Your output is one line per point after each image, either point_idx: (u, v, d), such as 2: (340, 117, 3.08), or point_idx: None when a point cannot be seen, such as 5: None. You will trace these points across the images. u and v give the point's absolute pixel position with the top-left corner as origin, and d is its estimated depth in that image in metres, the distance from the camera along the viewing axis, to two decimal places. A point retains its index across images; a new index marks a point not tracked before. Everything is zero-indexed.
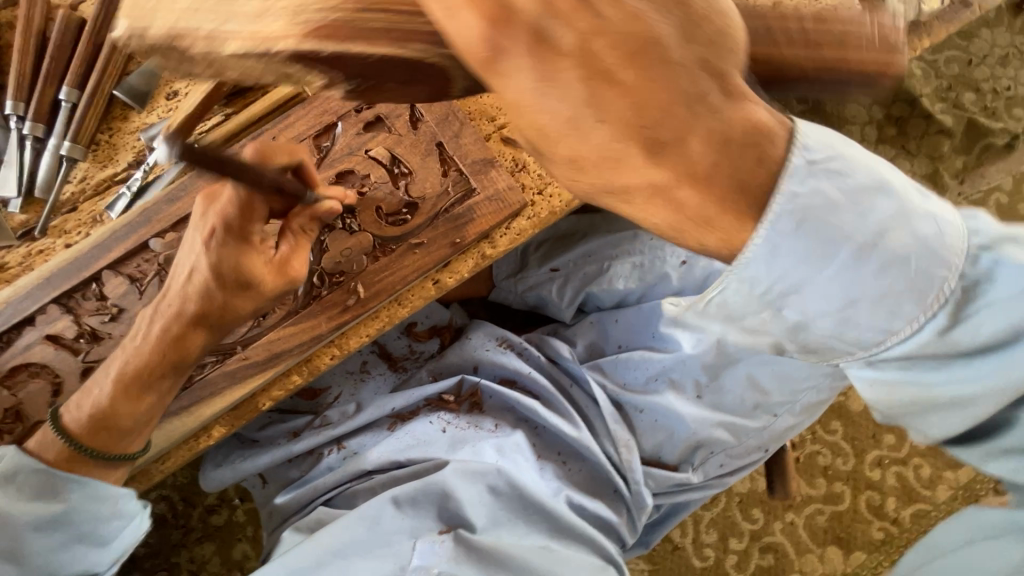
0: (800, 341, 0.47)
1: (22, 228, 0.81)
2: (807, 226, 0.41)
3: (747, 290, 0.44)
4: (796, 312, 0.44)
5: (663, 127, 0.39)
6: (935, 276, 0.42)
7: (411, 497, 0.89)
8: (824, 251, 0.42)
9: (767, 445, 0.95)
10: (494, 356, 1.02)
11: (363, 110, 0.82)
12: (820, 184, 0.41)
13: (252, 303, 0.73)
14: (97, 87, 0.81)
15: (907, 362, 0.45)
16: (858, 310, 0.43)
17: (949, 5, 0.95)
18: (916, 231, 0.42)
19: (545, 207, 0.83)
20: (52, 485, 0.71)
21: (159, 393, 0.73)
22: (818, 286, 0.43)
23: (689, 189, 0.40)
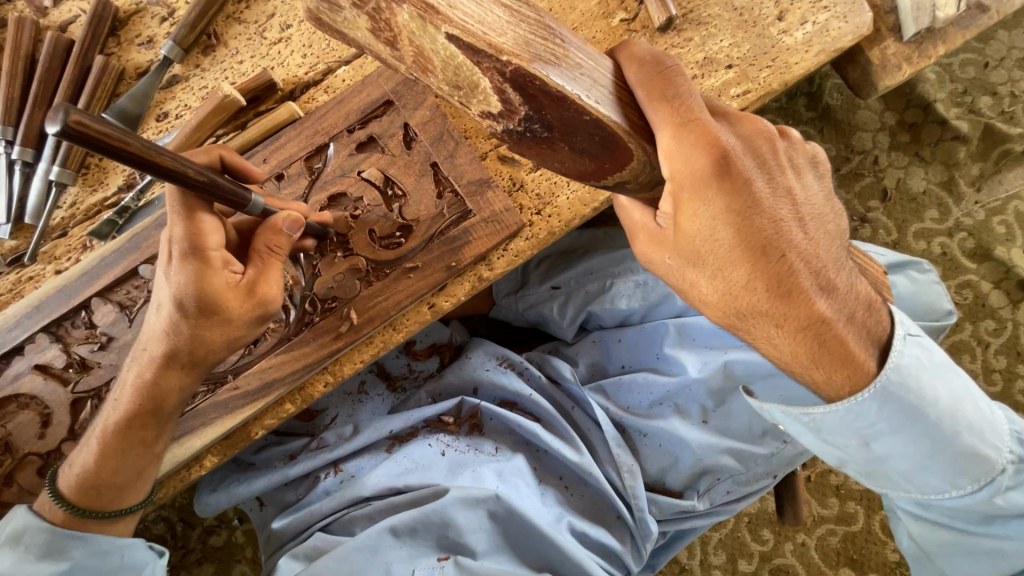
0: (869, 467, 0.61)
1: (13, 254, 0.80)
2: (892, 400, 0.56)
3: (846, 421, 0.57)
4: (882, 449, 0.58)
5: (792, 282, 0.52)
6: (993, 449, 0.57)
7: (409, 527, 0.88)
8: (904, 418, 0.56)
9: (776, 471, 0.91)
10: (494, 377, 0.99)
11: (356, 130, 0.80)
12: (917, 353, 0.57)
13: (222, 333, 0.68)
14: (86, 110, 0.79)
15: (961, 512, 0.60)
16: (933, 461, 0.57)
17: (965, 10, 0.91)
18: (981, 411, 0.59)
19: (543, 227, 0.81)
20: (59, 543, 0.68)
21: (142, 444, 0.70)
22: (902, 438, 0.57)
23: (795, 323, 0.54)
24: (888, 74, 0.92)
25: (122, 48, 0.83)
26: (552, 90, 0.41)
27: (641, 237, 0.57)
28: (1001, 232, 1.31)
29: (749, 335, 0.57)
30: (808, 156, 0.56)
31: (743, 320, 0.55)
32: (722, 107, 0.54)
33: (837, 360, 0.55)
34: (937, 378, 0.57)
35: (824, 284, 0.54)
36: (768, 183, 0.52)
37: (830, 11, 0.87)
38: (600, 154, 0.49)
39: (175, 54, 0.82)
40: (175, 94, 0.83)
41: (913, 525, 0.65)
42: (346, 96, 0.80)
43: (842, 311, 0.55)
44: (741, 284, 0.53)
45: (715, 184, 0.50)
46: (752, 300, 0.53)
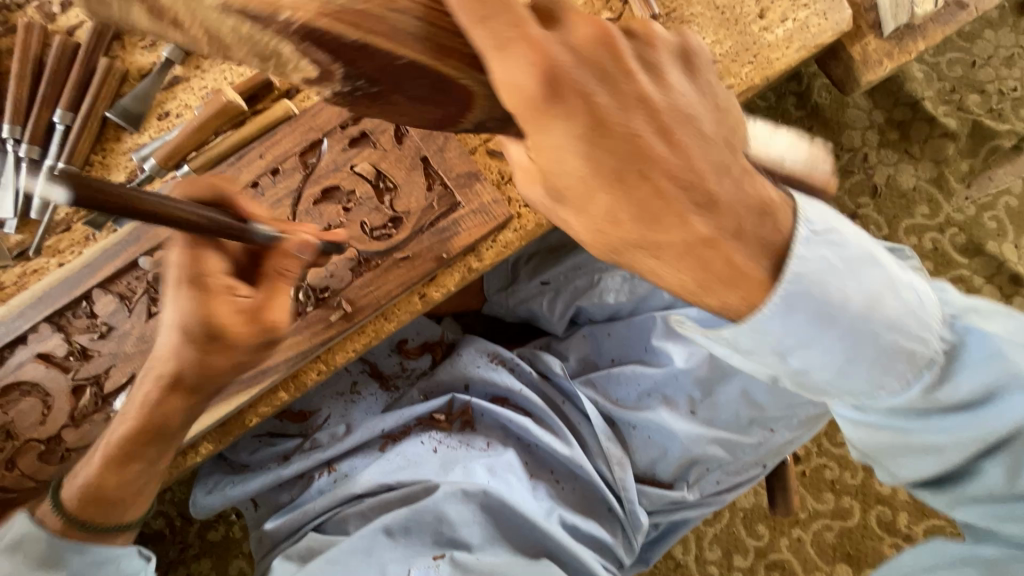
0: (790, 381, 0.54)
1: (17, 248, 0.82)
2: (801, 304, 0.48)
3: (757, 339, 0.50)
4: (800, 364, 0.51)
5: (659, 203, 0.45)
6: (922, 339, 0.50)
7: (403, 526, 0.89)
8: (818, 324, 0.48)
9: (764, 460, 0.92)
10: (485, 373, 1.01)
11: (348, 126, 0.82)
12: (824, 253, 0.47)
13: (226, 357, 0.69)
14: (91, 109, 0.82)
15: (896, 412, 0.53)
16: (856, 367, 0.50)
17: (943, 7, 0.93)
18: (901, 299, 0.49)
19: (531, 219, 0.83)
20: (56, 554, 0.69)
21: (146, 460, 0.72)
22: (818, 348, 0.49)
23: (673, 252, 0.46)
24: (870, 70, 0.94)
25: (126, 51, 0.87)
26: (350, 37, 0.41)
27: (521, 175, 0.49)
28: (993, 228, 1.32)
29: (637, 269, 0.50)
30: (672, 48, 0.47)
31: (623, 254, 0.48)
32: (556, 6, 0.44)
33: (738, 289, 0.47)
34: (842, 277, 0.48)
35: (702, 199, 0.45)
36: (608, 85, 0.43)
37: (811, 9, 0.89)
38: (437, 97, 0.47)
39: (177, 56, 0.85)
40: (176, 94, 0.86)
41: (854, 434, 0.58)
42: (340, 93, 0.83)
43: (727, 229, 0.46)
44: (608, 195, 0.45)
45: (556, 114, 0.42)
46: (622, 215, 0.45)
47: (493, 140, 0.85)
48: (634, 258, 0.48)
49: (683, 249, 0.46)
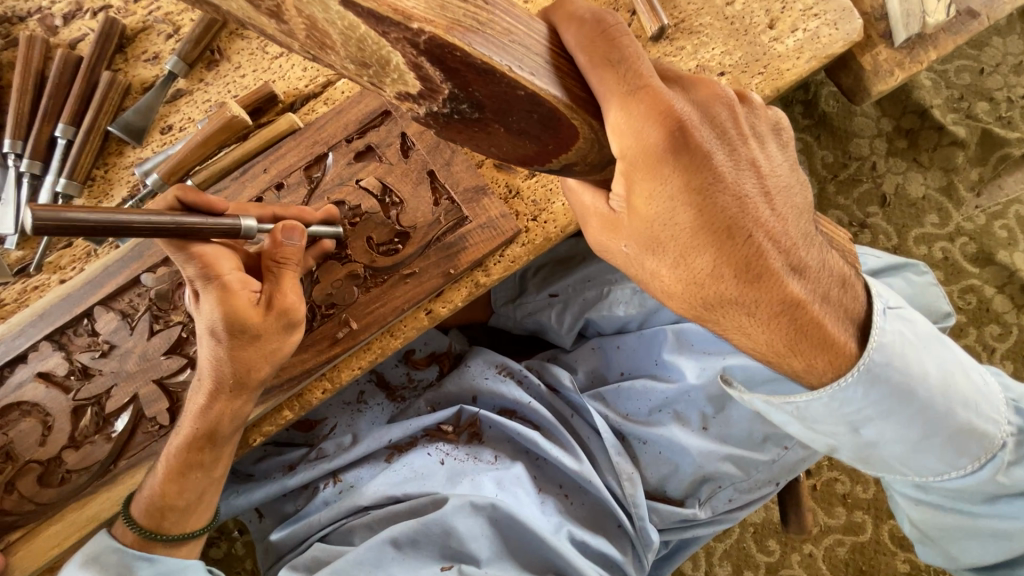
0: (862, 454, 0.59)
1: (18, 264, 0.81)
2: (884, 384, 0.54)
3: (831, 408, 0.55)
4: (874, 436, 0.57)
5: (761, 266, 0.49)
6: (989, 423, 0.57)
7: (411, 538, 0.87)
8: (897, 400, 0.55)
9: (778, 478, 0.90)
10: (493, 385, 0.99)
11: (354, 140, 0.81)
12: (902, 329, 0.56)
13: (258, 351, 0.69)
14: (93, 123, 0.81)
15: (963, 492, 0.60)
16: (929, 442, 0.56)
17: (955, 16, 0.92)
18: (969, 384, 0.58)
19: (539, 233, 0.81)
20: (126, 565, 0.68)
21: (204, 467, 0.72)
22: (894, 423, 0.55)
23: (768, 311, 0.51)
24: (881, 80, 0.93)
25: (129, 64, 0.86)
26: (477, 62, 0.38)
27: (594, 222, 0.53)
28: (1004, 236, 1.30)
29: (720, 326, 0.54)
30: (770, 123, 0.54)
31: (711, 310, 0.52)
32: (674, 73, 0.49)
33: (814, 341, 0.53)
34: (921, 356, 0.55)
35: (795, 264, 0.51)
36: (729, 156, 0.48)
37: (821, 19, 0.88)
38: (541, 134, 0.46)
39: (179, 69, 0.84)
40: (179, 107, 0.85)
41: (912, 509, 0.65)
42: (345, 106, 0.82)
43: (815, 292, 0.53)
44: (711, 269, 0.49)
45: (670, 161, 0.45)
46: (721, 289, 0.50)
47: None
48: (718, 315, 0.53)
49: (773, 305, 0.51)
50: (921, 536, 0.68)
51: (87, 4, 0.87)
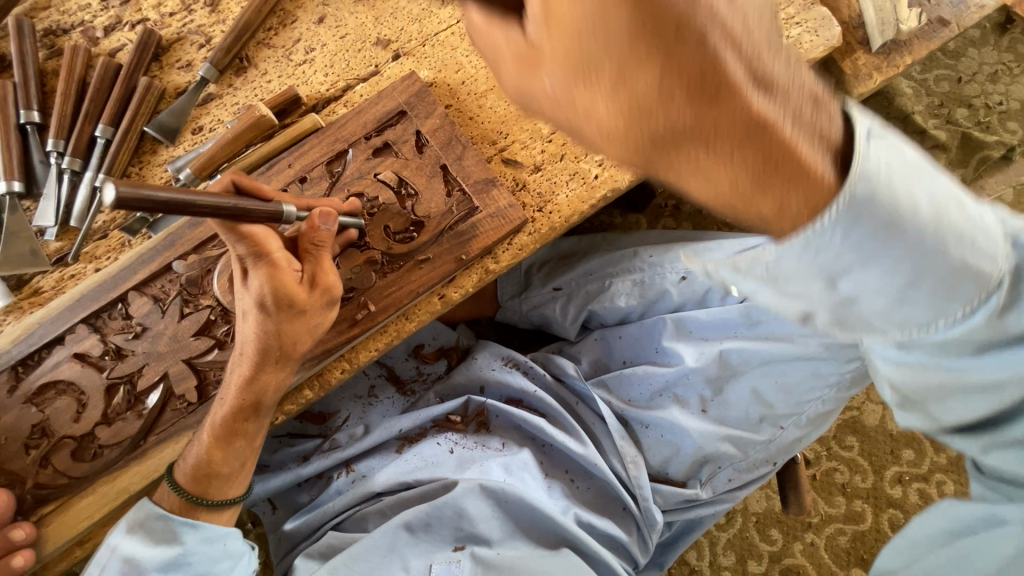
0: (840, 315, 0.42)
1: (57, 254, 0.87)
2: (858, 220, 0.37)
3: (804, 261, 0.39)
4: (853, 290, 0.40)
5: (716, 74, 0.35)
6: (987, 263, 0.39)
7: (424, 522, 0.90)
8: (886, 240, 0.37)
9: (775, 458, 0.94)
10: (500, 376, 1.03)
11: (372, 137, 0.87)
12: (882, 153, 0.37)
13: (305, 326, 0.76)
14: (131, 124, 0.88)
15: (954, 346, 0.42)
16: (914, 288, 0.39)
17: (927, 24, 1.00)
18: (965, 214, 0.39)
19: (545, 223, 0.87)
20: (172, 530, 0.78)
21: (248, 436, 0.78)
22: (877, 270, 0.38)
23: (728, 136, 0.36)
24: (861, 83, 1.00)
25: (164, 71, 0.93)
26: None
27: (507, 60, 0.42)
28: None
29: (674, 173, 0.40)
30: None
31: (661, 146, 0.39)
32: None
33: (786, 169, 0.36)
34: (910, 180, 0.37)
35: (757, 73, 0.36)
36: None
37: (803, 27, 0.96)
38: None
39: (212, 74, 0.91)
40: (210, 110, 0.92)
41: (894, 375, 0.47)
42: (364, 107, 0.88)
43: (784, 108, 0.36)
44: (649, 83, 0.36)
45: None
46: (674, 116, 0.37)
47: (507, 149, 0.91)
48: (657, 151, 0.39)
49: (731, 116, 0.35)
50: (899, 402, 0.51)
51: (127, 18, 0.94)
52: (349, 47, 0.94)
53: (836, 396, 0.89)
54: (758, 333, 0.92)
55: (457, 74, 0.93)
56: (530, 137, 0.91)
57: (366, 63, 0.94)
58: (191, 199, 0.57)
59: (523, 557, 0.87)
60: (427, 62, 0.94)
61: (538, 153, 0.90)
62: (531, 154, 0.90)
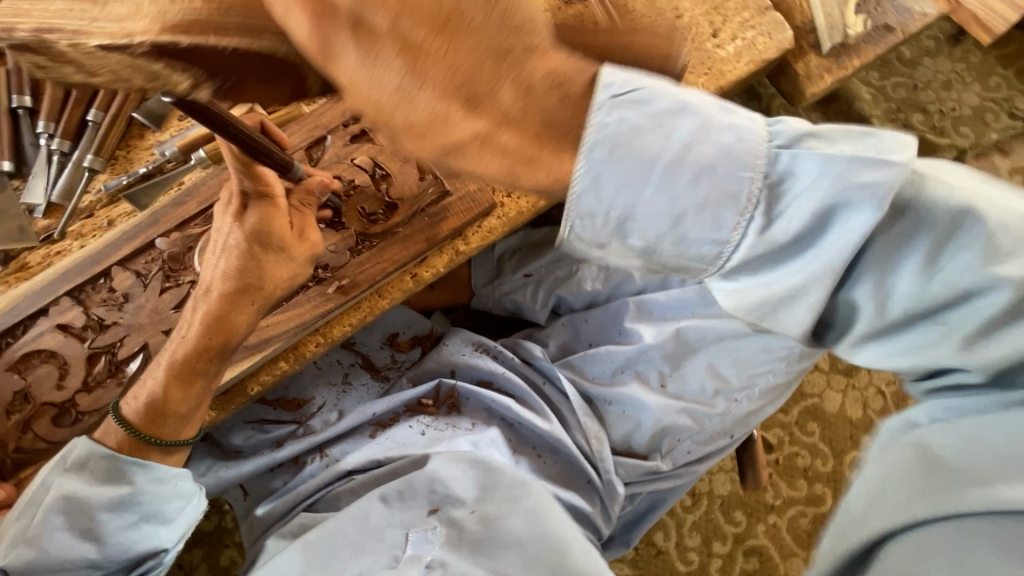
0: (670, 257, 0.42)
1: (44, 232, 0.90)
2: (617, 154, 0.38)
3: (585, 209, 0.40)
4: (645, 235, 0.41)
5: (463, 41, 0.34)
6: (741, 179, 0.39)
7: (398, 493, 0.93)
8: (638, 170, 0.39)
9: (731, 430, 0.97)
10: (470, 359, 1.07)
11: (350, 124, 0.92)
12: (624, 116, 0.38)
13: (287, 267, 0.80)
14: (119, 109, 0.92)
15: (764, 271, 0.42)
16: (689, 215, 0.40)
17: (874, 30, 1.07)
18: (718, 143, 0.39)
19: (513, 207, 0.93)
20: (118, 470, 0.78)
21: (207, 379, 0.80)
22: (648, 198, 0.40)
23: (478, 130, 0.36)
24: (813, 84, 1.07)
25: None
26: None
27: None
28: None
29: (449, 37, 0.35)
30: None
31: (452, 151, 0.37)
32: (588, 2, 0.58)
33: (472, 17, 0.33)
34: (648, 130, 0.39)
35: (515, 69, 0.36)
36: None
37: (757, 30, 1.03)
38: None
39: None
40: None
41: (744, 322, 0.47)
42: (343, 96, 0.93)
43: (525, 105, 0.37)
44: None
45: None
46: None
47: None
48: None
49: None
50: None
51: None
52: None
53: (790, 368, 0.91)
54: (712, 310, 0.96)
55: None
56: None
57: None
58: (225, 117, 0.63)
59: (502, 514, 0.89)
60: None
61: None
62: None
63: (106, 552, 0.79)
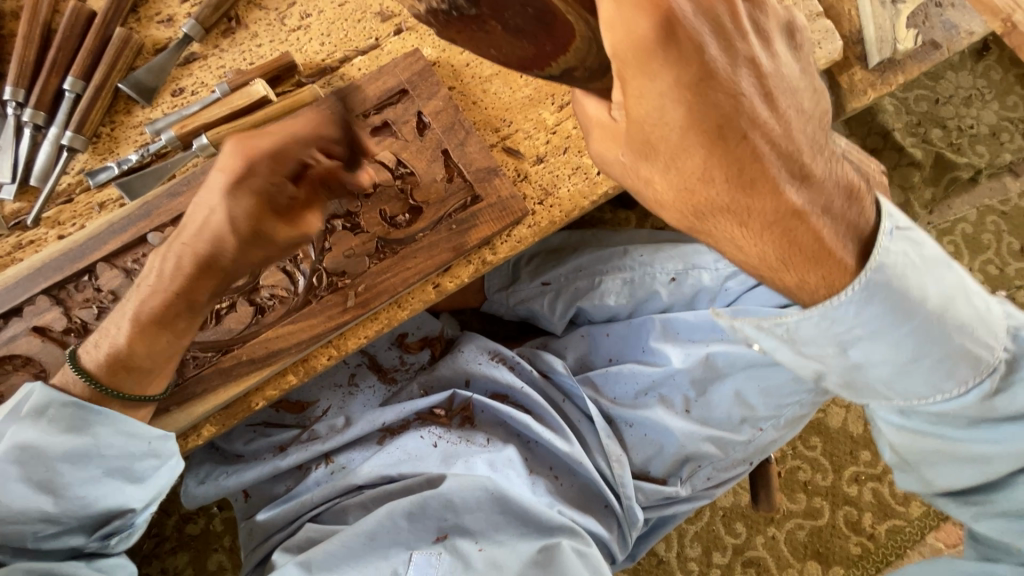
0: (850, 379, 0.58)
1: (14, 217, 0.79)
2: (893, 289, 0.53)
3: (823, 327, 0.54)
4: (862, 357, 0.56)
5: (754, 170, 0.49)
6: (983, 351, 0.57)
7: (408, 512, 0.88)
8: (905, 314, 0.54)
9: (752, 458, 0.97)
10: (487, 369, 1.01)
11: (371, 115, 0.84)
12: (905, 252, 0.53)
13: (263, 254, 0.72)
14: (104, 80, 0.80)
15: (947, 416, 0.61)
16: (919, 364, 0.56)
17: (921, 46, 1.02)
18: (973, 307, 0.57)
19: (545, 216, 0.85)
20: (84, 419, 0.67)
21: (174, 331, 0.71)
22: (883, 343, 0.55)
23: (760, 220, 0.51)
24: (855, 98, 1.01)
25: (142, 24, 0.85)
26: None
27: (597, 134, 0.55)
28: (951, 251, 1.44)
29: (713, 237, 0.53)
30: (804, 70, 0.54)
31: (701, 219, 0.51)
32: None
33: (728, 147, 0.48)
34: (925, 275, 0.54)
35: (795, 173, 0.50)
36: (725, 52, 0.48)
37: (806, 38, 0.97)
38: (537, 32, 0.51)
39: (196, 32, 0.84)
40: (192, 71, 0.85)
41: (894, 436, 0.66)
42: (363, 82, 0.84)
43: (816, 204, 0.52)
44: (670, 98, 0.46)
45: (661, 54, 0.45)
46: (669, 113, 0.47)
47: (510, 138, 0.88)
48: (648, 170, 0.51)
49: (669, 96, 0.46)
50: (900, 463, 0.71)
51: None
52: (348, 16, 0.89)
53: (814, 400, 0.94)
54: None
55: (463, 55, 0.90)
56: (533, 127, 0.88)
57: (365, 35, 0.89)
58: None
59: (503, 556, 0.88)
60: (431, 40, 0.90)
61: (542, 144, 0.88)
62: (534, 144, 0.88)
63: (63, 507, 0.66)
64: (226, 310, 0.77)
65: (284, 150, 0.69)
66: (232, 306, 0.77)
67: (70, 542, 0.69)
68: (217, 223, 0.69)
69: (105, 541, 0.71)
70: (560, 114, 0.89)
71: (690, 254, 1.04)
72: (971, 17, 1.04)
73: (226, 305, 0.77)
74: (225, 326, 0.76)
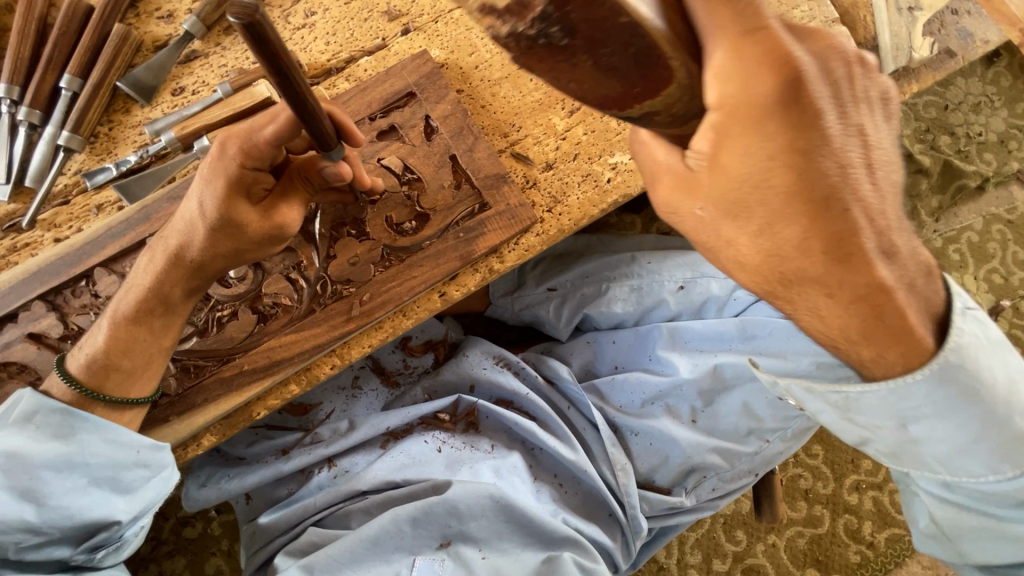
0: (899, 449, 0.62)
1: (9, 218, 0.77)
2: (963, 376, 0.55)
3: (887, 402, 0.56)
4: (922, 432, 0.58)
5: (851, 244, 0.48)
6: None
7: (413, 518, 0.87)
8: (969, 398, 0.56)
9: (757, 469, 0.96)
10: (491, 375, 1.00)
11: (377, 118, 0.82)
12: (978, 335, 0.56)
13: (232, 243, 0.67)
14: (102, 78, 0.78)
15: (991, 496, 0.62)
16: (978, 446, 0.58)
17: (936, 54, 1.00)
18: None
19: (554, 224, 0.84)
20: (72, 426, 0.65)
21: (151, 330, 0.69)
22: (945, 423, 0.57)
23: (849, 293, 0.49)
24: None
25: (141, 20, 0.83)
26: None
27: (664, 182, 0.52)
28: (955, 260, 1.44)
29: (791, 306, 0.53)
30: (881, 92, 0.51)
31: (786, 286, 0.51)
32: (797, 27, 0.49)
33: (827, 219, 0.47)
34: (993, 358, 0.57)
35: (886, 247, 0.49)
36: (838, 119, 0.47)
37: None
38: (631, 72, 0.41)
39: (197, 29, 0.81)
40: (193, 70, 0.82)
41: (936, 507, 0.67)
42: (369, 85, 0.82)
43: (901, 280, 0.51)
44: (769, 160, 0.46)
45: (778, 118, 0.45)
46: (772, 179, 0.47)
47: (519, 143, 0.86)
48: (736, 231, 0.50)
49: (770, 159, 0.46)
50: (933, 533, 0.71)
51: None
52: (354, 15, 0.87)
53: None
54: (752, 347, 0.94)
55: (472, 57, 0.88)
56: (543, 132, 0.86)
57: (372, 35, 0.87)
58: (295, 70, 0.51)
59: (508, 563, 0.87)
60: (439, 41, 0.87)
61: (551, 150, 0.86)
62: (543, 150, 0.86)
63: (45, 517, 0.63)
64: (228, 317, 0.75)
65: (253, 138, 0.64)
66: (234, 313, 0.75)
67: (53, 553, 0.66)
68: (199, 221, 0.66)
69: (90, 553, 0.69)
70: (571, 120, 0.87)
71: (698, 262, 1.03)
72: (986, 25, 1.03)
73: (229, 312, 0.75)
74: (227, 334, 0.75)
